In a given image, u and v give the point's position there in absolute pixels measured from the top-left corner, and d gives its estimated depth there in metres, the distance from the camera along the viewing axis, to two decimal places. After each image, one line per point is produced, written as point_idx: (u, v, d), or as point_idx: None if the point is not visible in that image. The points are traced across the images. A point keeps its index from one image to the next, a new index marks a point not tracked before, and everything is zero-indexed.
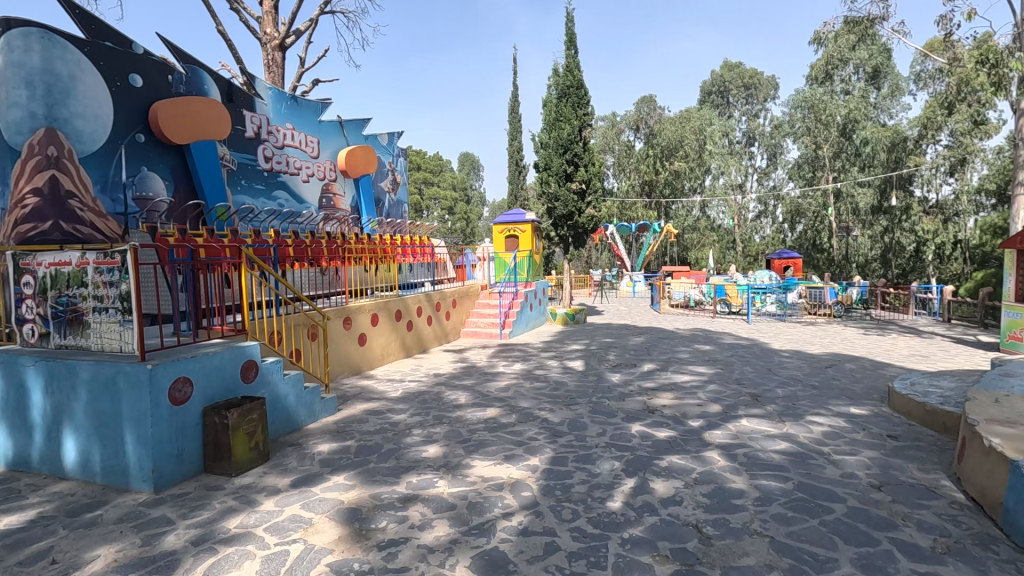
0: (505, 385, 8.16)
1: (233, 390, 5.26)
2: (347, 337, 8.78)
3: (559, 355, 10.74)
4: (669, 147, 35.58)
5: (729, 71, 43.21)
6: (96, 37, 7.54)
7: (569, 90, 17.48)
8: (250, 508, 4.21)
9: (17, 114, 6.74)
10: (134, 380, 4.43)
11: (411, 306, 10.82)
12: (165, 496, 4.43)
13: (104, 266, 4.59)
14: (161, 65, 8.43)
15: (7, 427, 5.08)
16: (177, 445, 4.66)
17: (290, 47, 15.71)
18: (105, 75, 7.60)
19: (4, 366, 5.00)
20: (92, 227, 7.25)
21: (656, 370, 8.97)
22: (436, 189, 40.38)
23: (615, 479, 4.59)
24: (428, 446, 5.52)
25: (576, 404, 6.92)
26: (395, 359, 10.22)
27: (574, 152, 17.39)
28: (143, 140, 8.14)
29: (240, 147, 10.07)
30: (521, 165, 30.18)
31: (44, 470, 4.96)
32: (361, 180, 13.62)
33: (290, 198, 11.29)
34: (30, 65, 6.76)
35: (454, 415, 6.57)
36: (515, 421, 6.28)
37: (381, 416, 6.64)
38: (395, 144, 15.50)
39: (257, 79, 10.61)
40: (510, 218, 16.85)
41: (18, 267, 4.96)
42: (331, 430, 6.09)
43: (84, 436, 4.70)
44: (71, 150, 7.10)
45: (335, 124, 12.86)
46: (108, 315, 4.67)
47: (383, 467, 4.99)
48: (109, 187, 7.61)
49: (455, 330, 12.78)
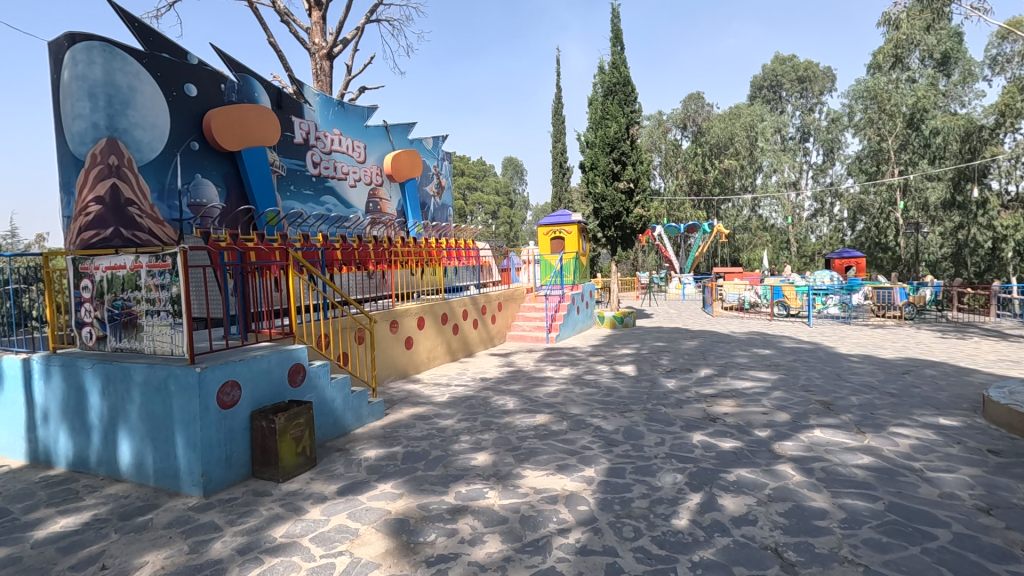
0: (554, 390, 7.85)
1: (281, 393, 5.21)
2: (394, 340, 8.73)
3: (609, 359, 10.34)
4: (718, 145, 34.42)
5: (781, 65, 41.53)
6: (154, 49, 7.75)
7: (615, 87, 17.08)
8: (296, 516, 4.09)
9: (81, 125, 7.03)
10: (184, 384, 4.41)
11: (457, 309, 10.70)
12: (214, 501, 4.38)
13: (156, 268, 4.61)
14: (214, 74, 8.62)
15: (68, 428, 5.18)
16: (226, 449, 4.62)
17: (337, 56, 15.98)
18: (162, 85, 7.79)
19: (65, 368, 5.11)
20: (150, 233, 7.44)
21: (713, 375, 8.47)
22: (480, 194, 40.43)
23: (679, 494, 4.23)
24: (477, 454, 5.30)
25: (630, 412, 6.55)
26: (440, 363, 10.09)
27: (621, 151, 16.96)
28: (197, 147, 8.30)
29: (289, 153, 10.23)
30: (565, 167, 29.81)
31: (101, 471, 5.03)
32: (407, 184, 13.68)
33: (338, 203, 11.39)
34: (92, 77, 7.02)
35: (503, 422, 6.33)
36: (567, 429, 5.97)
37: (428, 421, 6.48)
38: (440, 147, 15.53)
39: (305, 86, 10.77)
40: (556, 220, 16.57)
41: (78, 271, 5.06)
42: (378, 436, 5.96)
43: (138, 438, 4.73)
44: (130, 158, 7.29)
45: (381, 129, 12.94)
46: (159, 318, 4.69)
47: (431, 475, 4.79)
48: (165, 194, 7.79)
49: (500, 334, 12.59)
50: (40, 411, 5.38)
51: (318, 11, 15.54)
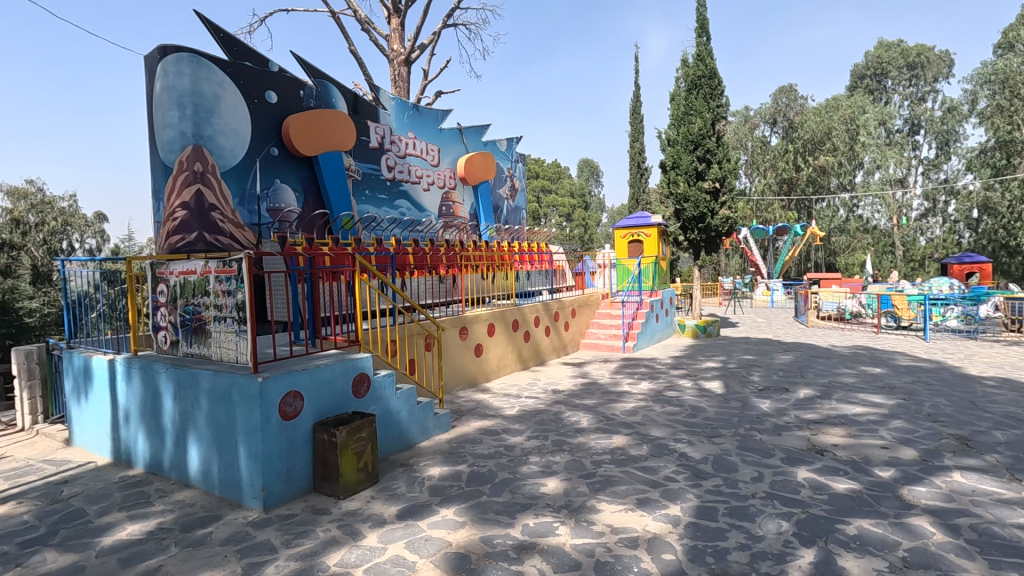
0: (632, 407, 7.22)
1: (345, 405, 5.02)
2: (463, 347, 8.46)
3: (692, 373, 9.51)
4: (813, 140, 31.90)
5: (888, 51, 38.10)
6: (237, 58, 7.95)
7: (700, 81, 16.05)
8: (352, 542, 3.82)
9: (170, 133, 7.28)
10: (247, 393, 4.29)
11: (529, 316, 10.29)
12: (273, 517, 4.21)
13: (223, 274, 4.54)
14: (294, 81, 8.76)
15: (145, 430, 5.27)
16: (287, 462, 4.47)
17: (414, 61, 16.11)
18: (244, 93, 7.97)
19: (142, 371, 5.20)
20: (231, 237, 7.55)
21: (816, 397, 7.48)
22: (554, 197, 39.92)
23: (786, 548, 3.55)
24: (547, 479, 4.84)
25: (720, 438, 5.82)
26: (511, 372, 9.73)
27: (706, 148, 15.90)
28: (277, 153, 8.45)
29: (365, 157, 10.27)
30: (644, 167, 28.71)
31: (173, 475, 5.05)
32: (480, 187, 13.48)
33: (411, 206, 11.36)
34: (181, 87, 7.25)
35: (576, 442, 5.82)
36: (647, 455, 5.37)
37: (496, 437, 6.09)
38: (514, 149, 15.24)
39: (381, 91, 10.82)
40: (633, 222, 15.78)
41: (156, 276, 5.14)
42: (443, 451, 5.66)
43: (205, 445, 4.68)
44: (214, 164, 7.47)
45: (455, 132, 12.82)
46: (226, 324, 4.64)
47: (496, 502, 4.39)
48: (246, 199, 7.95)
49: (574, 342, 12.06)
50: (122, 412, 5.53)
51: (396, 18, 15.74)
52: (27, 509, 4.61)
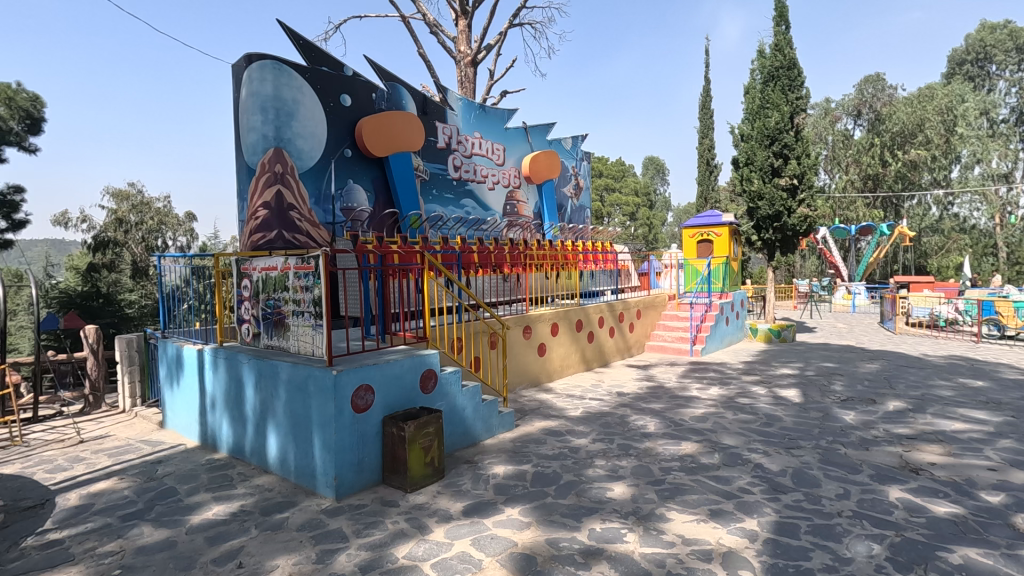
0: (702, 413, 6.94)
1: (413, 400, 5.12)
2: (527, 346, 8.44)
3: (766, 380, 9.03)
4: (902, 133, 29.64)
5: (992, 34, 34.82)
6: (315, 63, 8.29)
7: (778, 72, 15.27)
8: (420, 535, 3.87)
9: (254, 137, 7.72)
10: (322, 385, 4.45)
11: (593, 316, 10.13)
12: (344, 506, 4.35)
13: (302, 270, 4.73)
14: (367, 84, 9.05)
15: (229, 417, 5.59)
16: (358, 453, 4.61)
17: (481, 62, 16.27)
18: (321, 97, 8.31)
19: (227, 361, 5.52)
20: (308, 236, 7.89)
21: (908, 410, 6.90)
22: (618, 196, 39.22)
23: (878, 572, 3.28)
24: (614, 484, 4.72)
25: (799, 450, 5.47)
26: (574, 372, 9.62)
27: (783, 143, 15.12)
28: (350, 154, 8.76)
29: (432, 157, 10.47)
30: (713, 164, 27.65)
31: (253, 461, 5.33)
32: (545, 186, 13.43)
33: (477, 205, 11.48)
34: (264, 93, 7.66)
35: (643, 447, 5.65)
36: (720, 464, 5.13)
37: (561, 438, 6.02)
38: (579, 147, 15.08)
39: (449, 91, 10.99)
40: (703, 221, 15.20)
41: (240, 271, 5.43)
42: (507, 450, 5.66)
43: (283, 433, 4.91)
44: (293, 166, 7.84)
45: (520, 131, 12.84)
46: (303, 318, 4.84)
47: (562, 505, 4.32)
48: (321, 199, 8.30)
49: (638, 344, 11.78)
50: (209, 399, 5.89)
51: (464, 20, 15.95)
52: (127, 485, 5.01)
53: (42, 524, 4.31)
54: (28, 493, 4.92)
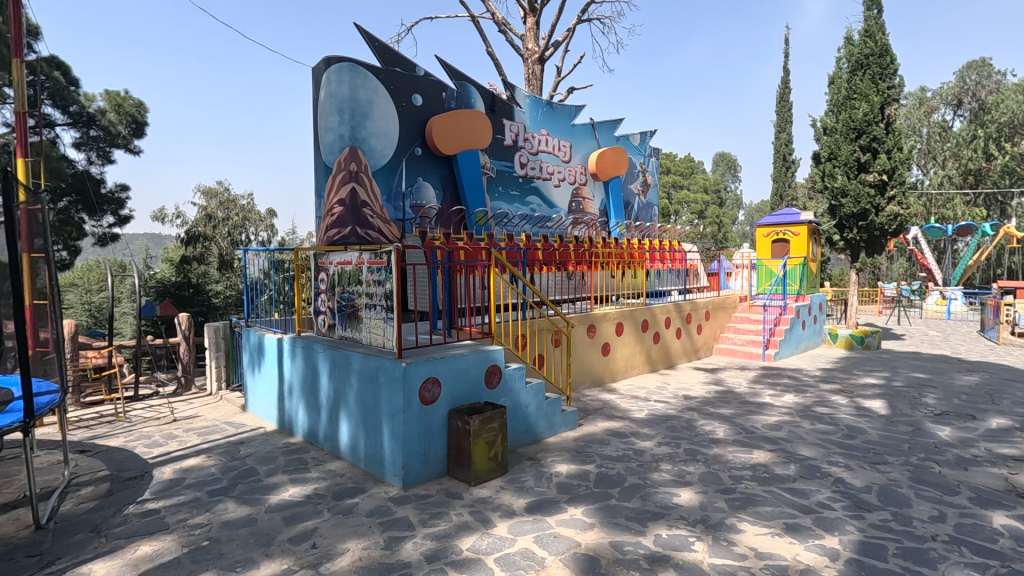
0: (775, 421, 6.59)
1: (477, 394, 5.19)
2: (591, 345, 8.35)
3: (848, 390, 8.44)
4: (1011, 124, 26.91)
5: None
6: (389, 65, 8.54)
7: (868, 60, 14.25)
8: (484, 529, 3.91)
9: (331, 137, 8.08)
10: (391, 376, 4.59)
11: (659, 316, 9.85)
12: (411, 496, 4.47)
13: (374, 265, 4.90)
14: (438, 84, 9.23)
15: (305, 404, 5.88)
16: (424, 445, 4.72)
17: (548, 59, 16.21)
18: (394, 97, 8.55)
19: (304, 350, 5.81)
20: (379, 232, 8.15)
21: (1015, 428, 6.24)
22: (686, 193, 37.99)
23: None
24: (680, 490, 4.58)
25: (886, 466, 5.09)
26: (638, 373, 9.41)
27: (872, 136, 14.09)
28: (420, 153, 8.98)
29: (499, 155, 10.55)
30: (791, 159, 26.27)
31: (326, 447, 5.58)
32: (611, 183, 13.22)
33: (542, 203, 11.46)
34: (341, 94, 7.97)
35: (712, 454, 5.44)
36: (796, 476, 4.85)
37: (625, 440, 5.91)
38: (648, 143, 14.72)
39: (517, 89, 11.02)
40: (779, 219, 14.41)
41: (317, 265, 5.69)
42: (570, 449, 5.61)
43: (354, 421, 5.11)
44: (366, 165, 8.13)
45: (588, 127, 12.69)
46: (376, 312, 5.01)
47: (626, 508, 4.24)
48: (392, 196, 8.57)
49: (706, 346, 11.36)
50: (287, 385, 6.22)
51: (532, 18, 15.95)
52: (214, 463, 5.38)
53: (142, 494, 4.71)
54: (130, 465, 5.40)
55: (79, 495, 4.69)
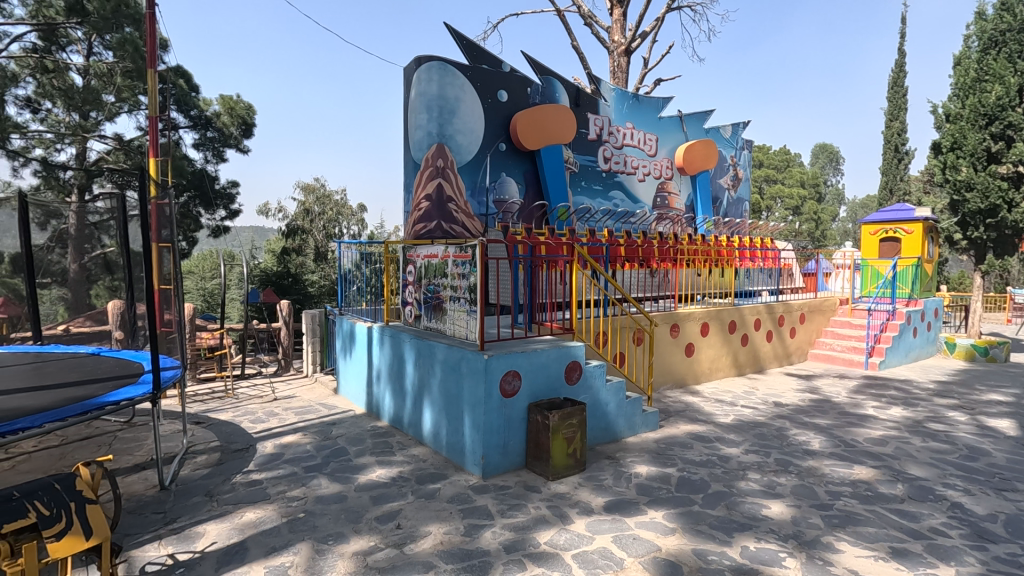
0: (880, 436, 6.05)
1: (557, 390, 5.18)
2: (674, 345, 8.08)
3: (967, 406, 7.58)
4: None
5: None
6: (476, 63, 8.68)
7: (1003, 36, 12.69)
8: (561, 524, 3.91)
9: (420, 134, 8.34)
10: (474, 368, 4.69)
11: (749, 317, 9.34)
12: (489, 485, 4.56)
13: (460, 259, 5.02)
14: (523, 79, 9.26)
15: (391, 390, 6.15)
16: (504, 437, 4.79)
17: (635, 50, 15.79)
18: (480, 94, 8.69)
19: (392, 338, 6.07)
20: (463, 227, 8.36)
21: None
22: (780, 187, 35.62)
23: None
24: (770, 501, 4.33)
25: (1015, 494, 4.52)
26: (724, 376, 9.00)
27: (1007, 122, 12.52)
28: (504, 148, 9.08)
29: (582, 149, 10.45)
30: (904, 150, 23.92)
31: (410, 432, 5.81)
32: (699, 177, 12.68)
33: (626, 198, 11.23)
34: (430, 93, 8.21)
35: (806, 466, 5.10)
36: (904, 497, 4.43)
37: (709, 445, 5.68)
38: (740, 135, 13.98)
39: (603, 82, 10.83)
40: (889, 216, 13.17)
41: (406, 257, 5.91)
42: (651, 450, 5.47)
43: (437, 409, 5.27)
44: (452, 161, 8.35)
45: (676, 119, 12.25)
46: (460, 304, 5.14)
47: (710, 515, 4.07)
48: (477, 191, 8.73)
49: (800, 351, 10.65)
50: (375, 371, 6.54)
51: (619, 9, 15.60)
52: (309, 441, 5.77)
53: (247, 465, 5.15)
54: (237, 438, 5.92)
55: (195, 462, 5.20)
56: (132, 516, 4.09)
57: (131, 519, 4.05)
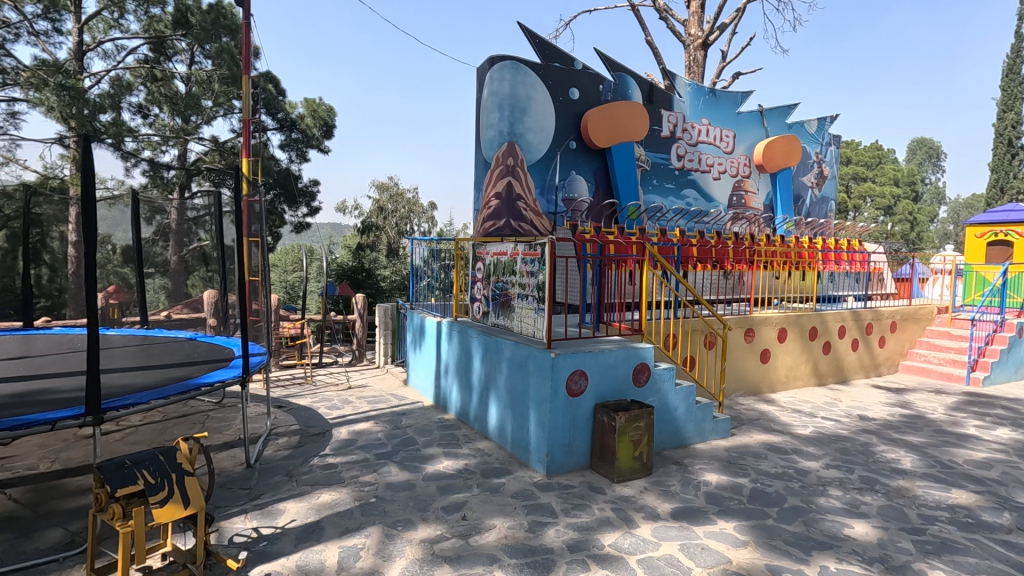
0: (984, 458, 5.51)
1: (625, 391, 5.11)
2: (748, 351, 7.73)
3: None
4: None
5: None
6: (548, 61, 8.68)
7: None
8: (626, 528, 3.85)
9: (491, 133, 8.44)
10: (541, 366, 4.71)
11: (832, 324, 8.78)
12: (554, 484, 4.56)
13: (529, 256, 5.05)
14: (595, 76, 9.16)
15: (458, 385, 6.29)
16: (569, 436, 4.78)
17: (713, 43, 15.19)
18: (551, 92, 8.68)
19: (460, 334, 6.21)
20: (531, 225, 8.38)
21: None
22: (870, 185, 33.15)
23: None
24: (853, 521, 4.06)
25: None
26: (803, 385, 8.51)
27: None
28: (575, 146, 9.03)
29: (655, 147, 10.20)
30: (1019, 144, 21.60)
31: (476, 427, 5.92)
32: (780, 174, 12.04)
33: (699, 196, 10.86)
34: (502, 92, 8.30)
35: (895, 486, 4.74)
36: (1011, 527, 4.02)
37: (785, 457, 5.40)
38: (826, 129, 13.15)
39: (677, 77, 10.53)
40: (1000, 217, 11.97)
41: (476, 255, 6.01)
42: (721, 458, 5.27)
43: (503, 406, 5.34)
44: (522, 159, 8.39)
45: (755, 114, 11.70)
46: (528, 302, 5.18)
47: (786, 531, 3.87)
48: (546, 189, 8.76)
49: (890, 362, 9.89)
50: (443, 365, 6.71)
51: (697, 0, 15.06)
52: (380, 429, 6.01)
53: (323, 449, 5.43)
54: (315, 422, 6.25)
55: (277, 443, 5.55)
56: (223, 490, 4.44)
57: (221, 492, 4.39)
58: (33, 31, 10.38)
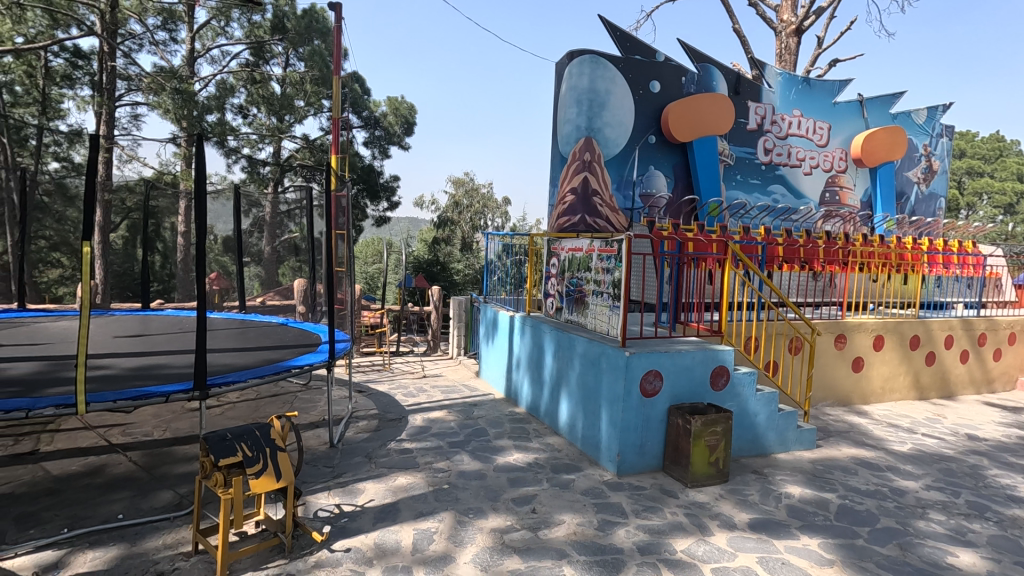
0: None
1: (701, 394, 4.94)
2: (839, 358, 7.23)
3: None
4: None
5: None
6: (629, 53, 8.50)
7: None
8: (700, 535, 3.74)
9: (568, 128, 8.38)
10: (614, 364, 4.65)
11: (937, 334, 8.01)
12: (624, 484, 4.50)
13: (605, 253, 4.98)
14: (678, 68, 8.86)
15: (529, 379, 6.33)
16: (641, 436, 4.69)
17: (808, 28, 14.22)
18: (631, 85, 8.50)
19: (533, 329, 6.24)
20: (607, 220, 8.23)
21: None
22: (988, 181, 29.86)
23: None
24: (958, 549, 3.70)
25: None
26: (900, 398, 7.85)
27: None
28: (654, 141, 8.80)
29: (740, 140, 9.73)
30: None
31: (546, 422, 5.94)
32: (881, 169, 11.12)
33: (788, 192, 10.26)
34: (580, 86, 8.21)
35: (1010, 515, 4.27)
36: None
37: (879, 474, 5.01)
38: (937, 119, 11.99)
39: (767, 66, 9.97)
40: None
41: (550, 250, 6.01)
42: (805, 471, 4.98)
43: (574, 402, 5.32)
44: (600, 154, 8.28)
45: (855, 104, 10.86)
46: (602, 299, 5.13)
47: (878, 553, 3.60)
48: (623, 185, 8.60)
49: (1006, 378, 8.90)
50: (515, 359, 6.78)
51: None
52: (453, 419, 6.18)
53: (400, 434, 5.66)
54: (392, 408, 6.53)
55: (358, 426, 5.85)
56: (309, 467, 4.74)
57: (308, 469, 4.69)
58: (154, 41, 11.49)
